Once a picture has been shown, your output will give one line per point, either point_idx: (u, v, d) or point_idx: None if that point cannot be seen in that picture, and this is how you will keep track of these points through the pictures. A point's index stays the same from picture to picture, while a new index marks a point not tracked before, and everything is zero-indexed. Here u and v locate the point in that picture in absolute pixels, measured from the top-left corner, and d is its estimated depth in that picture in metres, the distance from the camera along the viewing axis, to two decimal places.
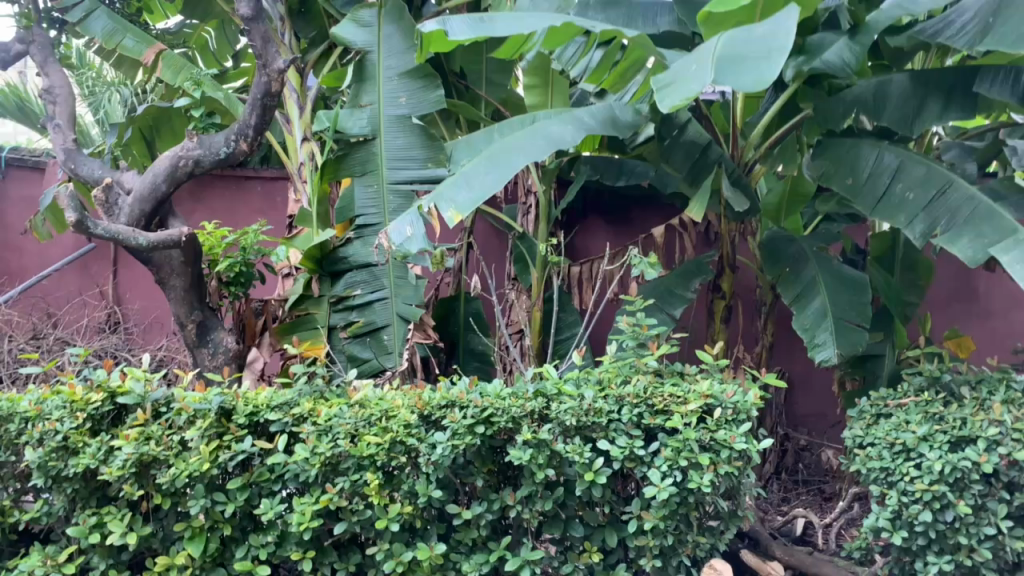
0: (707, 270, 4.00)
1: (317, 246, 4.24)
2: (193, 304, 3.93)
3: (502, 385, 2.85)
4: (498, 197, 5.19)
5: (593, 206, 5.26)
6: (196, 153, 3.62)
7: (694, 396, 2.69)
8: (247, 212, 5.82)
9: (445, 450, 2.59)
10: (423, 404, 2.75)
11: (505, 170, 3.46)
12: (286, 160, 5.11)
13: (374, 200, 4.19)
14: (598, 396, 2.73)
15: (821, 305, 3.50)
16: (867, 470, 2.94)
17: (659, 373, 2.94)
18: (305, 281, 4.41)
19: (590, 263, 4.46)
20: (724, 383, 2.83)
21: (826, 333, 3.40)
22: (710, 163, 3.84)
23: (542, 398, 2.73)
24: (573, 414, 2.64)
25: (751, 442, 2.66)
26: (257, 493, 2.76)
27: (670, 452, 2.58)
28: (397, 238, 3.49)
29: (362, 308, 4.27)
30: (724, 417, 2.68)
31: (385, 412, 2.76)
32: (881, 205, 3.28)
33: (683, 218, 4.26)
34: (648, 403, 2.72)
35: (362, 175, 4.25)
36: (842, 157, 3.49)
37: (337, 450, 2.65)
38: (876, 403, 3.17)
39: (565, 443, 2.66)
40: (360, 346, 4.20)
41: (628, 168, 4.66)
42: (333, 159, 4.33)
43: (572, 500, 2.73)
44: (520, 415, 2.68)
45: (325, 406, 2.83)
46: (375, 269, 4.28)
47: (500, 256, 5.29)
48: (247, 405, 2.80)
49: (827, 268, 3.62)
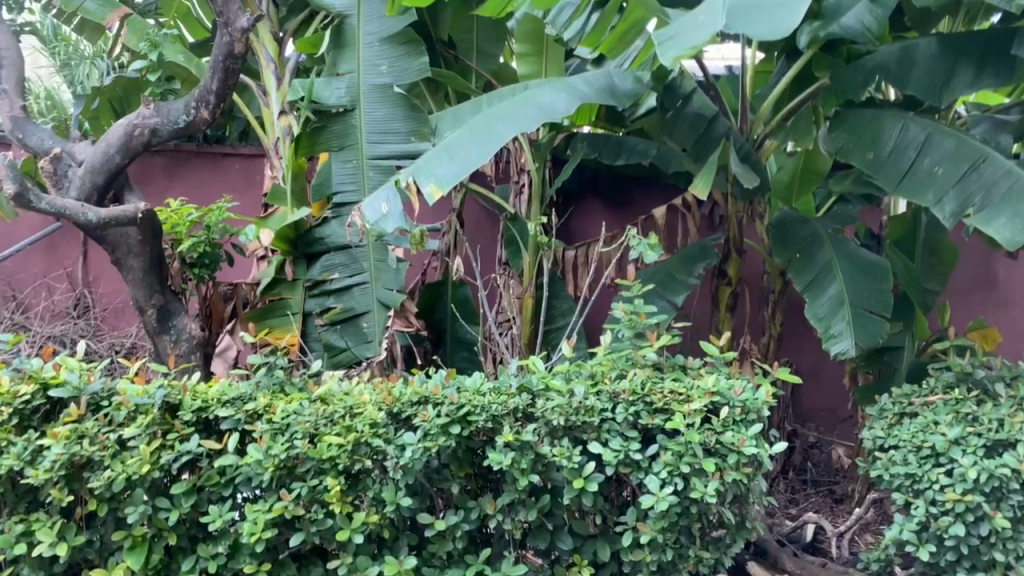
0: (712, 255, 3.70)
1: (290, 225, 3.92)
2: (153, 287, 3.61)
3: (482, 378, 2.53)
4: (489, 176, 4.88)
5: (591, 186, 4.95)
6: (152, 122, 3.30)
7: (698, 394, 2.37)
8: (224, 193, 5.50)
9: (415, 454, 2.30)
10: (392, 400, 2.44)
11: (491, 143, 3.14)
12: (262, 136, 4.81)
13: (353, 175, 3.88)
14: (590, 392, 2.42)
15: (837, 292, 3.17)
16: (890, 476, 2.64)
17: (660, 367, 2.60)
18: (278, 263, 4.11)
19: (587, 246, 4.17)
20: (732, 379, 2.51)
21: (841, 322, 3.08)
22: (717, 137, 3.52)
23: (527, 395, 2.43)
24: (562, 412, 2.34)
25: (763, 446, 2.34)
26: (206, 499, 2.46)
27: (670, 456, 2.28)
28: (371, 214, 3.16)
29: (340, 293, 3.98)
30: (732, 418, 2.37)
31: (351, 408, 2.46)
32: (906, 182, 2.97)
33: (686, 198, 3.95)
34: (646, 402, 2.40)
35: (341, 150, 3.94)
36: (862, 128, 3.17)
37: (294, 452, 2.35)
38: (900, 401, 2.86)
39: (552, 446, 2.37)
40: (337, 333, 3.93)
41: (628, 146, 4.31)
42: (310, 133, 4.02)
43: (559, 509, 2.43)
44: (501, 413, 2.37)
45: (284, 401, 2.53)
46: (353, 251, 3.97)
47: (492, 238, 4.97)
48: (195, 400, 2.50)
49: (843, 252, 3.31)
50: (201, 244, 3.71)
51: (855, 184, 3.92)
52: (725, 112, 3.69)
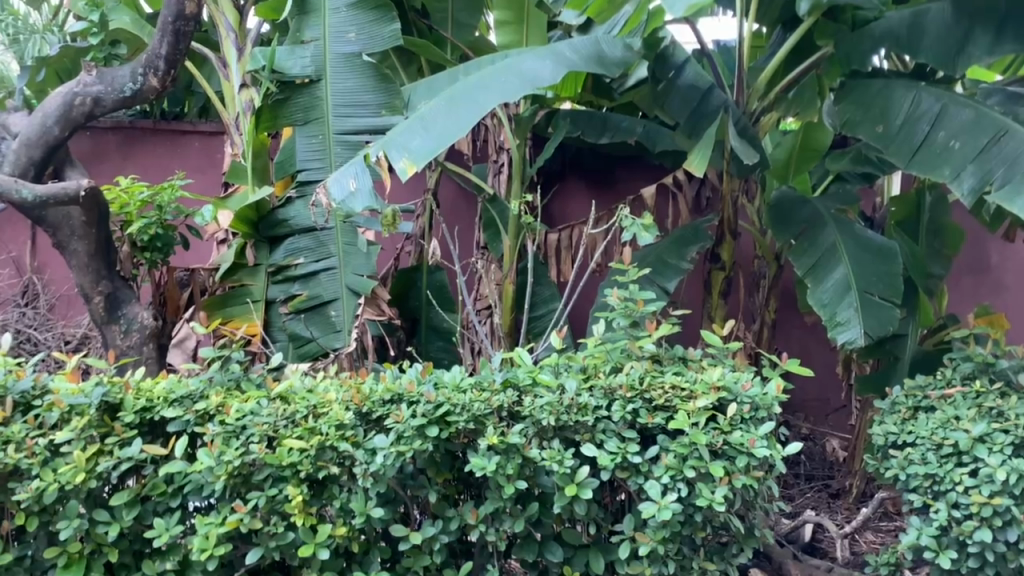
0: (706, 237, 3.47)
1: (252, 206, 3.63)
2: (100, 273, 3.30)
3: (461, 373, 2.28)
4: (465, 154, 4.61)
5: (573, 167, 4.69)
6: (94, 90, 2.98)
7: (703, 390, 2.13)
8: (184, 173, 5.17)
9: (388, 459, 2.03)
10: (360, 399, 2.18)
11: (470, 115, 2.87)
12: (223, 110, 4.51)
13: (318, 151, 3.60)
14: (582, 389, 2.17)
15: (843, 276, 2.94)
16: (907, 476, 2.42)
17: (659, 359, 2.34)
18: (238, 247, 3.82)
19: (571, 229, 3.92)
20: (737, 373, 2.27)
21: (849, 309, 2.84)
22: (713, 110, 3.29)
23: (512, 392, 2.19)
24: (552, 411, 2.09)
25: (775, 447, 2.10)
26: (150, 511, 2.18)
27: (673, 459, 2.04)
28: (338, 192, 2.88)
29: (305, 279, 3.69)
30: (740, 415, 2.13)
31: (316, 407, 2.20)
32: (920, 156, 2.75)
33: (677, 176, 3.72)
34: (645, 399, 2.15)
35: (305, 125, 3.65)
36: (871, 100, 2.95)
37: (249, 458, 2.08)
38: (913, 394, 2.65)
39: (540, 448, 2.12)
40: (303, 322, 3.66)
41: (613, 123, 4.06)
42: (271, 105, 3.72)
43: (548, 517, 2.18)
44: (484, 413, 2.11)
45: (239, 400, 2.25)
46: (320, 234, 3.71)
47: (469, 220, 4.70)
48: (139, 399, 2.22)
49: (848, 233, 3.08)
50: (152, 225, 3.40)
51: (855, 163, 3.70)
52: (720, 84, 3.44)
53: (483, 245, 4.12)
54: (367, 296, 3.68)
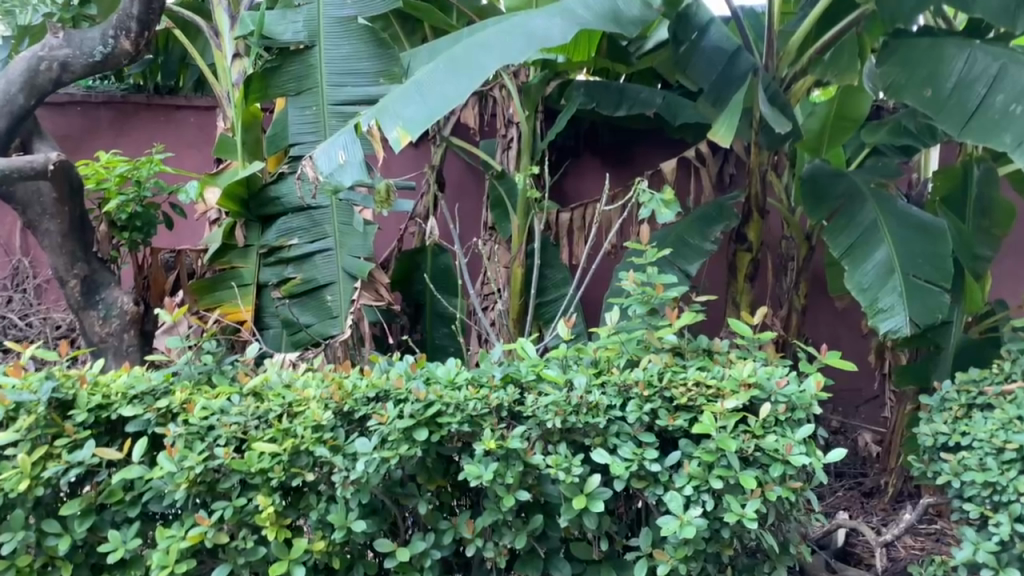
0: (731, 216, 3.20)
1: (241, 180, 3.34)
2: (74, 254, 3.07)
3: (457, 367, 2.01)
4: (472, 129, 4.33)
5: (588, 142, 4.40)
6: (62, 54, 2.74)
7: (732, 388, 1.85)
8: (179, 150, 4.93)
9: (370, 467, 1.78)
10: (341, 396, 1.92)
11: (471, 79, 2.60)
12: (215, 83, 4.25)
13: (312, 120, 3.34)
14: (593, 386, 1.91)
15: (886, 258, 2.64)
16: (962, 484, 2.14)
17: (681, 352, 2.07)
18: (227, 226, 3.57)
19: (585, 208, 3.64)
20: (770, 368, 1.99)
21: (892, 295, 2.54)
22: (740, 74, 3.01)
23: (513, 389, 1.93)
24: (559, 411, 1.83)
25: (815, 454, 1.83)
26: (107, 521, 1.94)
27: (697, 467, 1.78)
28: (326, 165, 2.62)
29: (300, 261, 3.45)
30: (774, 417, 1.86)
31: (292, 404, 1.95)
32: (975, 123, 2.44)
33: (700, 149, 3.43)
34: (665, 397, 1.88)
35: (299, 95, 3.39)
36: (918, 61, 2.65)
37: (214, 464, 1.83)
38: (967, 389, 2.37)
39: (545, 454, 1.86)
40: (297, 308, 3.41)
41: (630, 95, 3.77)
42: (262, 74, 3.44)
43: (554, 531, 1.92)
44: (481, 413, 1.86)
45: (206, 397, 2.01)
46: (315, 213, 3.46)
47: (477, 199, 4.42)
48: (94, 395, 1.97)
49: (891, 209, 2.79)
50: (131, 202, 3.14)
51: (893, 135, 3.40)
52: (748, 47, 3.15)
53: (490, 225, 3.89)
54: (364, 280, 3.42)
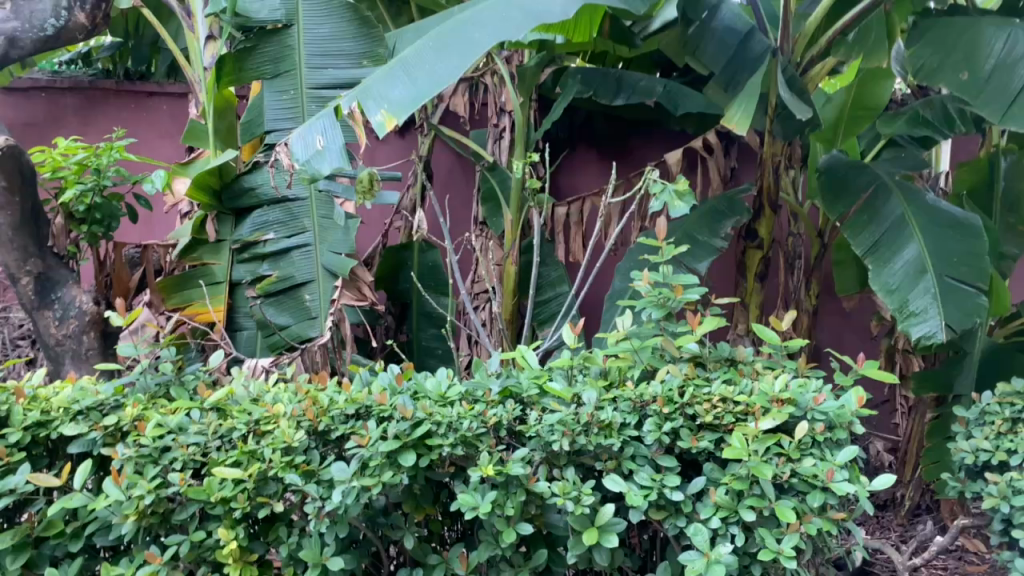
0: (741, 210, 2.97)
1: (213, 171, 3.09)
2: (26, 249, 2.79)
3: (449, 380, 1.77)
4: (462, 117, 4.08)
5: (584, 133, 4.17)
6: (9, 27, 2.45)
7: (764, 405, 1.62)
8: (151, 140, 4.65)
9: (348, 497, 1.54)
10: (315, 413, 1.67)
11: (461, 57, 2.36)
12: (186, 67, 3.98)
13: (290, 107, 3.14)
14: (604, 401, 1.67)
15: (916, 257, 2.42)
16: (1012, 509, 1.91)
17: (701, 363, 1.82)
18: (197, 220, 3.31)
19: (583, 202, 3.38)
20: (802, 381, 1.76)
21: (925, 297, 2.32)
22: (755, 55, 2.80)
23: (513, 405, 1.69)
24: (567, 432, 1.60)
25: (858, 480, 1.60)
26: (46, 556, 1.68)
27: (725, 496, 1.55)
28: (301, 151, 2.37)
29: (276, 257, 3.19)
30: (812, 438, 1.63)
31: (260, 421, 1.70)
32: (1017, 109, 2.22)
33: (707, 139, 3.21)
34: (686, 415, 1.65)
35: (275, 78, 3.16)
36: (952, 41, 2.43)
37: (168, 492, 1.58)
38: (1011, 400, 2.15)
39: (550, 480, 1.63)
40: (273, 308, 3.15)
41: (630, 82, 3.53)
42: (235, 55, 3.18)
43: (559, 567, 1.69)
44: (477, 433, 1.61)
45: (162, 412, 1.75)
46: (292, 205, 3.21)
47: (466, 192, 4.17)
48: (32, 411, 1.71)
49: (920, 204, 2.57)
50: (90, 193, 2.88)
51: (911, 126, 3.19)
52: (762, 27, 2.92)
53: (482, 219, 3.67)
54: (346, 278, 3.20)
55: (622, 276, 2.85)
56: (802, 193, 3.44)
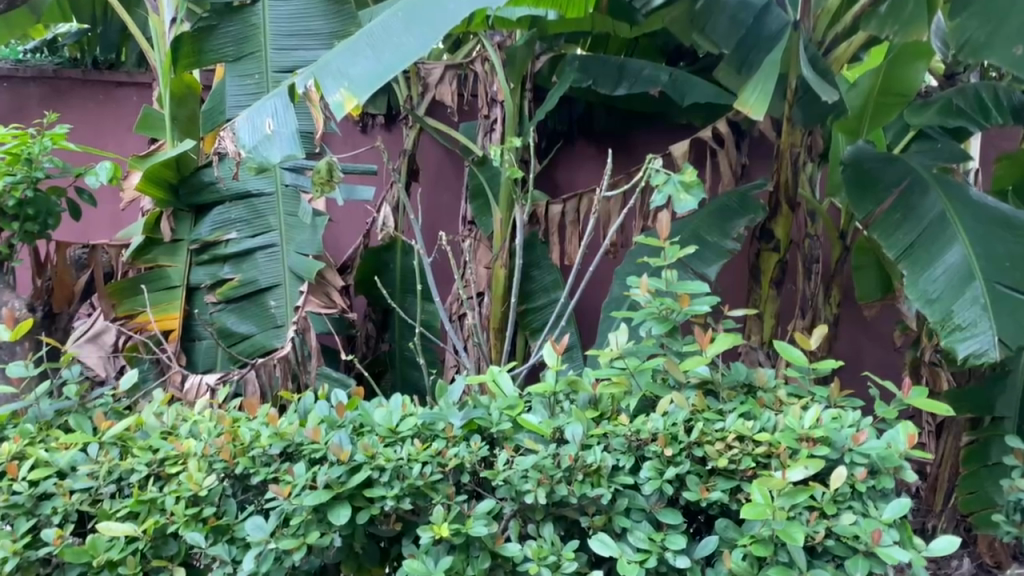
0: (756, 208, 2.65)
1: (166, 162, 2.76)
2: None
3: (403, 411, 1.44)
4: (450, 108, 3.75)
5: (582, 127, 3.84)
6: None
7: (791, 446, 1.29)
8: (119, 133, 4.30)
9: (265, 563, 1.22)
10: (232, 453, 1.36)
11: (435, 28, 2.04)
12: (149, 52, 3.65)
13: (252, 94, 2.76)
14: (591, 439, 1.35)
15: (962, 260, 2.08)
16: None
17: (712, 391, 1.49)
18: (150, 218, 2.96)
19: (580, 198, 3.01)
20: (836, 413, 1.43)
21: (974, 308, 1.99)
22: (772, 32, 2.47)
23: (479, 443, 1.36)
24: (542, 480, 1.28)
25: (911, 539, 1.27)
26: None
27: (744, 564, 1.22)
28: (247, 136, 2.05)
29: (238, 259, 2.88)
30: (851, 487, 1.30)
31: (164, 462, 1.38)
32: None
33: (717, 129, 2.88)
34: (692, 459, 1.32)
35: (237, 61, 2.80)
36: (1004, 10, 2.10)
37: (41, 553, 1.27)
38: None
39: (522, 540, 1.30)
40: (234, 315, 2.84)
41: (632, 70, 3.21)
42: (194, 36, 2.80)
43: None
44: (431, 481, 1.29)
45: (50, 448, 1.44)
46: (257, 201, 2.91)
47: (455, 190, 3.85)
48: None
49: (963, 199, 2.23)
50: (20, 185, 2.55)
51: (943, 116, 2.86)
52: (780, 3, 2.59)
53: (470, 218, 3.35)
54: (313, 282, 2.87)
55: (621, 282, 2.53)
56: (822, 191, 3.12)
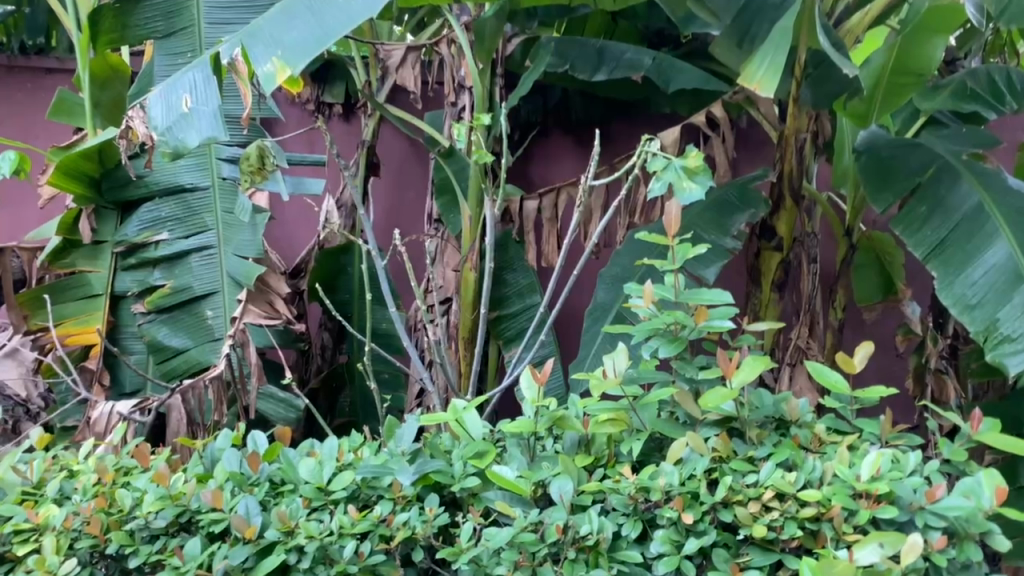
0: (757, 202, 2.35)
1: (86, 152, 2.38)
2: None
3: (338, 463, 1.11)
4: (411, 96, 3.41)
5: (558, 118, 3.51)
6: None
7: (849, 506, 0.98)
8: (50, 125, 3.89)
9: None
10: (105, 526, 1.04)
11: None
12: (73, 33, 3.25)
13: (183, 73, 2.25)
14: (583, 497, 1.03)
15: (1008, 259, 1.78)
16: None
17: (737, 429, 1.16)
18: (67, 216, 2.58)
19: (557, 192, 2.64)
20: (895, 455, 1.11)
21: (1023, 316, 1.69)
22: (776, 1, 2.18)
23: (436, 504, 1.03)
24: (521, 562, 0.97)
25: None
26: None
27: None
28: (160, 116, 1.70)
29: (170, 263, 2.52)
30: (929, 561, 0.98)
31: (14, 538, 1.07)
32: None
33: (714, 112, 2.56)
34: (718, 524, 1.00)
35: (166, 38, 2.28)
36: None
37: None
38: None
39: None
40: (166, 326, 2.50)
41: (611, 54, 2.89)
42: (116, 7, 2.29)
43: None
44: (372, 563, 0.96)
45: None
46: (189, 197, 2.53)
47: (420, 186, 3.50)
48: None
49: (1003, 188, 1.93)
50: None
51: (958, 99, 2.57)
52: None
53: (435, 216, 3.00)
54: (254, 289, 2.50)
55: (607, 287, 2.20)
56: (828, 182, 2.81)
